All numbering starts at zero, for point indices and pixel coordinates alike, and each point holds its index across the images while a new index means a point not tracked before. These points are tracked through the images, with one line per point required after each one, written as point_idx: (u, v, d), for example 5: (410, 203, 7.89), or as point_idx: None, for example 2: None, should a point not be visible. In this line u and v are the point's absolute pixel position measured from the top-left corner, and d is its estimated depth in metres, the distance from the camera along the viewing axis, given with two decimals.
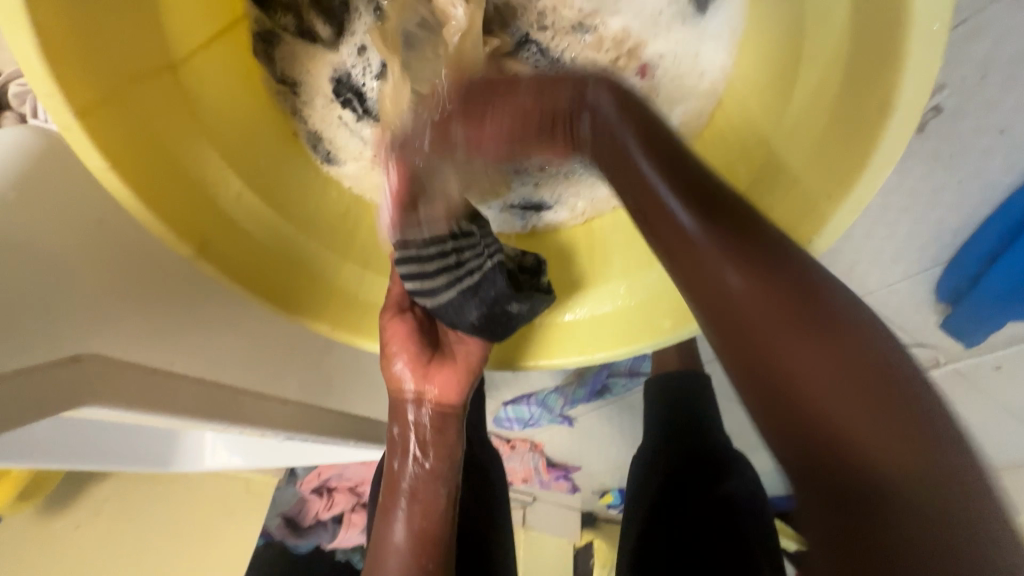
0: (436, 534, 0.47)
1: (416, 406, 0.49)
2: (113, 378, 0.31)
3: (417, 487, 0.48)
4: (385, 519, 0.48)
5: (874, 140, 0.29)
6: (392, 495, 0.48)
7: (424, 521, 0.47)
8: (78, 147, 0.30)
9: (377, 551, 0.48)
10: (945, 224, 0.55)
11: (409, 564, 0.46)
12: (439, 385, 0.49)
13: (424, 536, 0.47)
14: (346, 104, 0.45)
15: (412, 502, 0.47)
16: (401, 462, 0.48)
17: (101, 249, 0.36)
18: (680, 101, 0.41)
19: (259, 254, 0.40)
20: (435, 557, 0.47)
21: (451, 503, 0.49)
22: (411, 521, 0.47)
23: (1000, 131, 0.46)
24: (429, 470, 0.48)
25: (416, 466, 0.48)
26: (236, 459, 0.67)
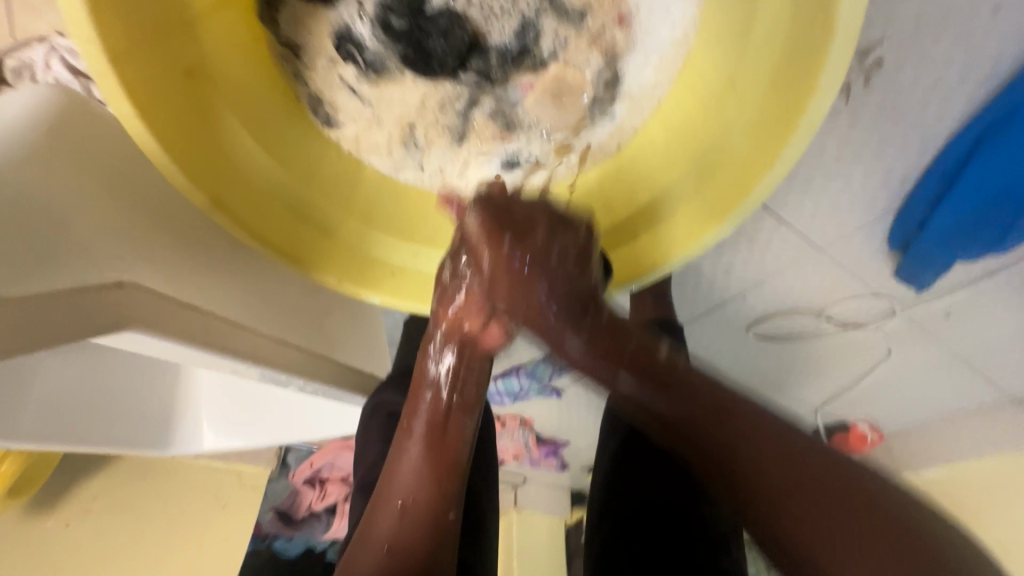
0: (455, 462, 0.50)
1: (460, 349, 0.49)
2: (150, 308, 0.34)
3: (445, 413, 0.50)
4: (405, 439, 0.50)
5: (822, 63, 0.34)
6: (418, 418, 0.50)
7: (449, 450, 0.49)
8: (112, 93, 0.33)
9: (390, 469, 0.49)
10: (891, 171, 0.62)
11: (427, 483, 0.48)
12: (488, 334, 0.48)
13: (444, 463, 0.49)
14: (348, 58, 0.46)
15: (440, 428, 0.49)
16: (430, 394, 0.50)
17: (124, 199, 0.39)
18: (654, 53, 0.46)
19: (270, 206, 0.44)
20: (453, 482, 0.49)
21: (470, 436, 0.51)
22: (434, 446, 0.49)
23: (933, 82, 0.53)
24: (459, 400, 0.50)
25: (445, 395, 0.50)
26: (235, 441, 0.67)
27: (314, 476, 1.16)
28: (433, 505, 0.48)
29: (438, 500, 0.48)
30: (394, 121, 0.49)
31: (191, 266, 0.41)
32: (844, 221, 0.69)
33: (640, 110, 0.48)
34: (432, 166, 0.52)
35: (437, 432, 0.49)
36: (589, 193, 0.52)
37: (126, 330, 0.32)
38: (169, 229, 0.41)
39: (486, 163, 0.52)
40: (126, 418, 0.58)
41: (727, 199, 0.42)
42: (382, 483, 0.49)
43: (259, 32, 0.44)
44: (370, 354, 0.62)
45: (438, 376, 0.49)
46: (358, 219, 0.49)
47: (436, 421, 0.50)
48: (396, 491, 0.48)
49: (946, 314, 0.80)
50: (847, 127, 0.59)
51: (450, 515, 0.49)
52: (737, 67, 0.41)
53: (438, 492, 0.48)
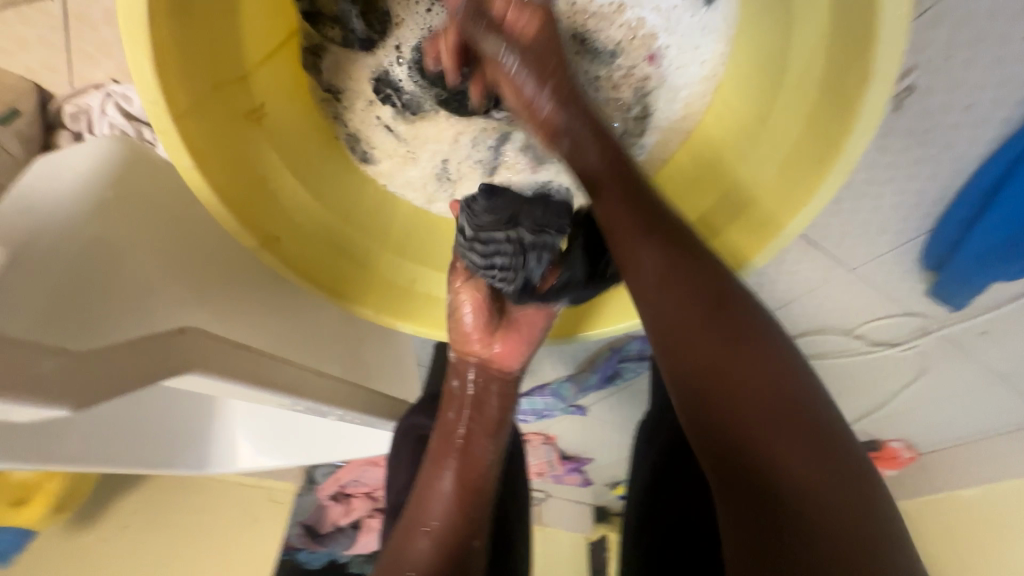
0: (479, 486, 0.51)
1: (478, 368, 0.52)
2: (208, 352, 0.34)
3: (470, 438, 0.51)
4: (433, 467, 0.51)
5: (858, 103, 0.34)
6: (442, 442, 0.51)
7: (473, 475, 0.51)
8: (173, 148, 0.35)
9: (419, 496, 0.51)
10: (924, 194, 0.62)
11: (452, 512, 0.49)
12: (502, 349, 0.51)
13: (469, 489, 0.51)
14: (386, 100, 0.48)
15: (465, 454, 0.51)
16: (453, 417, 0.52)
17: (180, 242, 0.41)
18: (682, 89, 0.47)
19: (313, 243, 0.46)
20: (476, 508, 0.51)
21: (494, 460, 0.53)
22: (458, 474, 0.50)
23: (965, 107, 0.53)
24: (479, 424, 0.52)
25: (466, 418, 0.51)
26: (274, 459, 0.68)
27: (340, 493, 1.21)
28: (461, 533, 0.49)
29: (464, 527, 0.49)
30: (424, 158, 0.51)
31: (240, 305, 0.43)
32: (875, 242, 0.68)
33: (669, 140, 0.49)
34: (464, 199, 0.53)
35: (463, 457, 0.51)
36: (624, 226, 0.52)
37: (185, 374, 0.33)
38: (220, 271, 0.43)
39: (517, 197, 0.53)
40: (169, 442, 0.60)
41: (760, 234, 0.42)
42: (412, 510, 0.51)
43: (302, 79, 0.47)
44: (401, 379, 0.64)
45: (457, 399, 0.52)
46: (393, 252, 0.51)
47: (461, 446, 0.51)
48: (421, 518, 0.50)
49: (981, 333, 0.78)
50: (877, 151, 0.59)
51: (473, 542, 0.50)
52: (770, 103, 0.42)
53: (465, 520, 0.50)
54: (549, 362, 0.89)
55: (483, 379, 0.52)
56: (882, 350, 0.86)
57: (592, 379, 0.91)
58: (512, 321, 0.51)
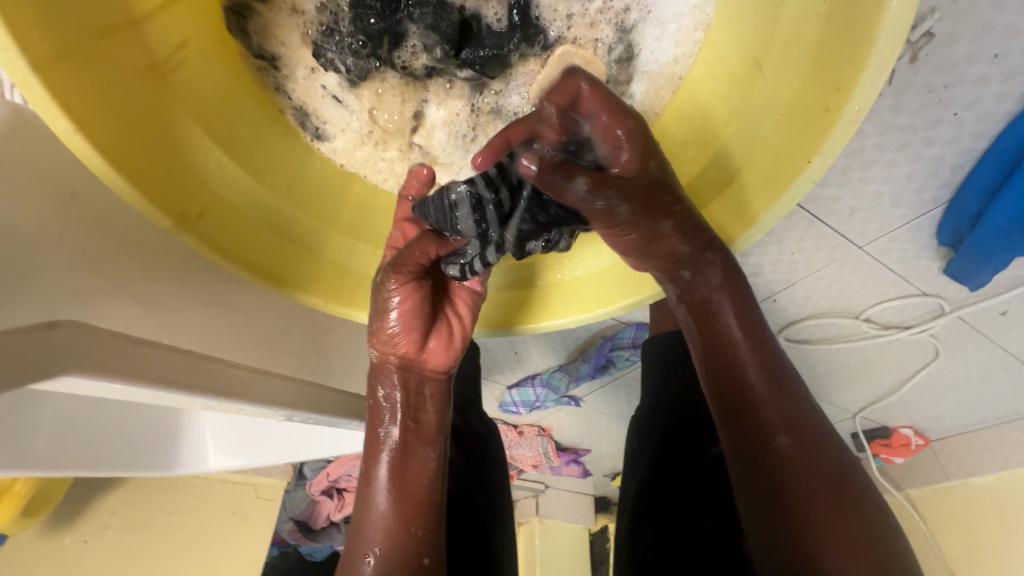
0: (423, 499, 0.46)
1: (410, 372, 0.46)
2: (95, 347, 0.29)
3: (407, 449, 0.45)
4: (369, 486, 0.45)
5: (868, 37, 0.28)
6: (375, 457, 0.46)
7: (417, 489, 0.45)
8: (43, 110, 0.29)
9: (360, 517, 0.45)
10: (942, 160, 0.56)
11: (396, 530, 0.44)
12: (433, 350, 0.47)
13: (412, 503, 0.45)
14: (328, 66, 0.43)
15: (402, 467, 0.45)
16: (383, 430, 0.45)
17: (75, 226, 0.35)
18: (670, 22, 0.41)
19: (247, 224, 0.40)
20: (427, 524, 0.45)
21: (440, 466, 0.47)
22: (402, 488, 0.45)
23: (994, 56, 0.46)
24: (418, 430, 0.46)
25: (404, 425, 0.45)
26: (236, 461, 0.63)
27: (331, 488, 1.22)
28: (407, 553, 0.43)
29: (411, 546, 0.44)
30: (380, 133, 0.46)
31: (153, 293, 0.37)
32: (887, 216, 0.62)
33: (658, 94, 0.43)
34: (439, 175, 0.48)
35: (402, 469, 0.45)
36: None
37: (61, 377, 0.28)
38: (129, 255, 0.37)
39: None
40: (117, 443, 0.56)
41: (753, 204, 0.36)
42: (353, 532, 0.45)
43: (225, 39, 0.40)
44: (371, 371, 0.58)
45: (384, 411, 0.45)
46: (343, 234, 0.46)
47: (398, 459, 0.45)
48: (365, 543, 0.44)
49: (1001, 313, 0.74)
50: (892, 112, 0.52)
51: (424, 561, 0.44)
52: (764, 45, 0.35)
53: (413, 538, 0.44)
54: (537, 353, 0.83)
55: (410, 387, 0.46)
56: (892, 332, 0.81)
57: (586, 368, 0.84)
58: (443, 319, 0.47)
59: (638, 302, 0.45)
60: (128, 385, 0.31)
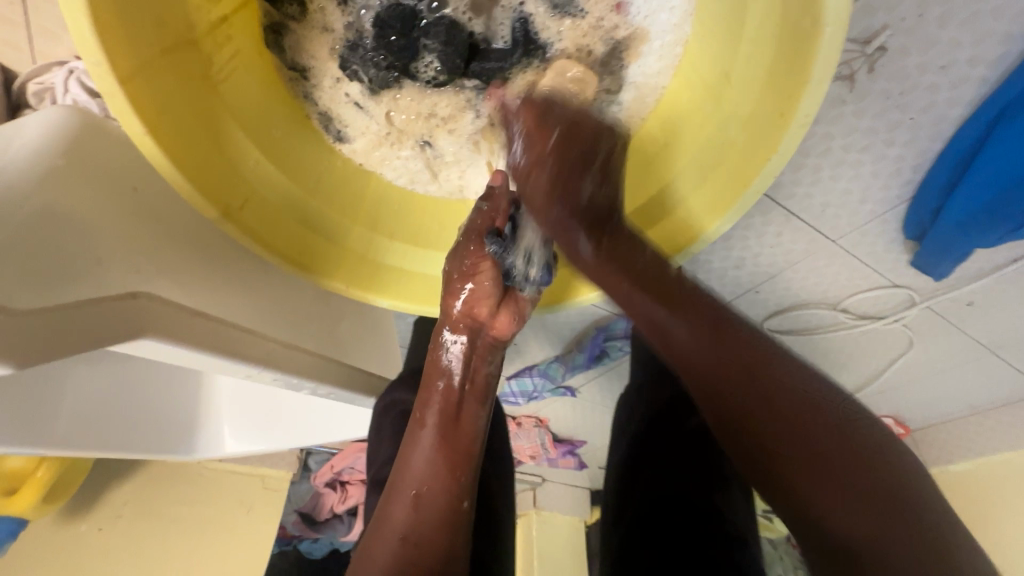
0: (469, 450, 0.52)
1: (475, 333, 0.52)
2: (164, 316, 0.35)
3: (459, 405, 0.52)
4: (419, 430, 0.52)
5: (813, 52, 0.33)
6: (431, 408, 0.52)
7: (463, 441, 0.52)
8: (123, 115, 0.34)
9: (408, 458, 0.52)
10: (902, 160, 0.62)
11: (440, 474, 0.51)
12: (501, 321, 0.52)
13: (456, 454, 0.51)
14: (353, 76, 0.48)
15: (454, 422, 0.52)
16: (440, 383, 0.52)
17: (136, 214, 0.40)
18: (656, 39, 0.46)
19: (280, 216, 0.45)
20: (466, 472, 0.52)
21: (481, 427, 0.54)
22: (449, 439, 0.51)
23: (941, 68, 0.52)
24: (471, 392, 0.52)
25: (457, 384, 0.52)
26: (251, 446, 0.70)
27: (335, 481, 1.22)
28: (448, 495, 0.50)
29: (451, 489, 0.51)
30: (395, 137, 0.52)
31: (202, 273, 0.43)
32: (857, 211, 0.68)
33: (644, 101, 0.48)
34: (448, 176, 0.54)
35: (451, 423, 0.52)
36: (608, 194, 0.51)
37: (139, 339, 0.33)
38: (180, 240, 0.42)
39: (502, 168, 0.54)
40: (145, 427, 0.62)
41: (723, 196, 0.42)
42: (400, 471, 0.52)
43: (264, 54, 0.46)
44: (379, 352, 0.64)
45: (448, 365, 0.52)
46: (364, 225, 0.51)
47: (449, 412, 0.52)
48: (408, 482, 0.51)
49: (968, 304, 0.80)
50: (854, 117, 0.58)
51: (462, 504, 0.51)
52: (731, 60, 0.41)
53: (453, 483, 0.51)
54: (536, 343, 0.89)
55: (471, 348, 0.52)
56: (868, 322, 0.87)
57: (579, 358, 0.90)
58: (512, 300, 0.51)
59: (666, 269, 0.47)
60: (183, 349, 0.36)
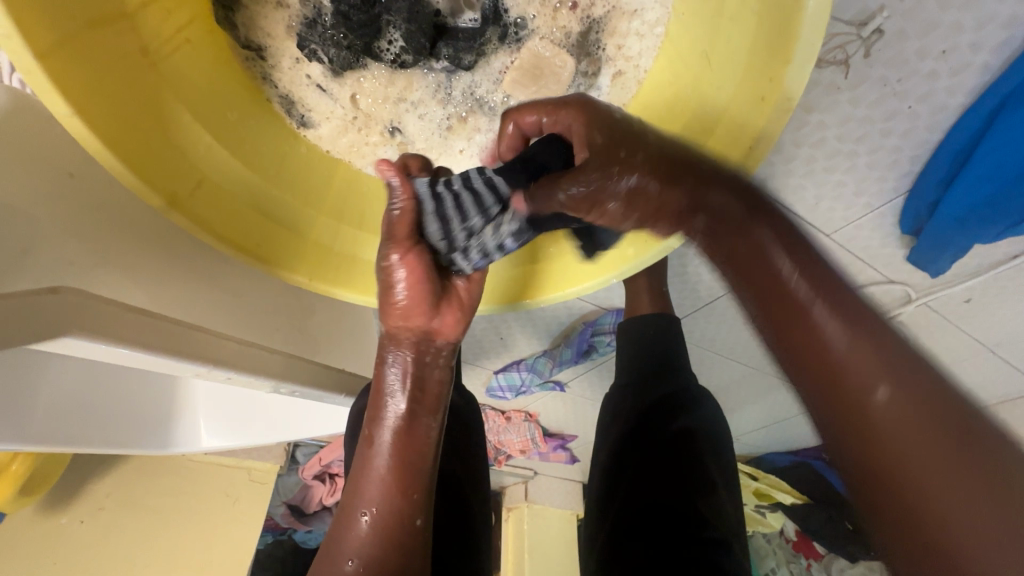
0: (421, 467, 0.50)
1: (421, 344, 0.49)
2: (95, 313, 0.32)
3: (409, 417, 0.49)
4: (368, 447, 0.50)
5: (798, 22, 0.31)
6: (380, 425, 0.49)
7: (416, 459, 0.50)
8: (44, 93, 0.31)
9: (359, 473, 0.50)
10: (899, 151, 0.59)
11: (393, 493, 0.49)
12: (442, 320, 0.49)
13: (410, 471, 0.49)
14: (312, 56, 0.45)
15: (404, 436, 0.49)
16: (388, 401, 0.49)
17: (76, 203, 0.38)
18: (635, 17, 0.43)
19: (233, 203, 0.42)
20: (420, 491, 0.50)
21: (436, 436, 0.52)
22: (401, 458, 0.49)
23: (941, 53, 0.49)
24: (421, 400, 0.50)
25: (408, 397, 0.49)
26: (226, 441, 0.68)
27: (323, 474, 1.25)
28: (400, 513, 0.49)
29: (405, 506, 0.49)
30: (361, 122, 0.49)
31: (149, 267, 0.40)
32: (851, 205, 0.66)
33: (624, 85, 0.45)
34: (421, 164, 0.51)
35: (402, 437, 0.49)
36: None
37: (63, 337, 0.30)
38: (126, 230, 0.40)
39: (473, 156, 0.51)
40: (112, 424, 0.59)
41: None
42: (353, 489, 0.50)
43: (216, 32, 0.43)
44: (353, 348, 0.62)
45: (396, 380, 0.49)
46: (327, 216, 0.48)
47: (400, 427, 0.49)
48: (363, 503, 0.49)
49: (965, 301, 0.78)
50: (850, 105, 0.55)
51: (417, 522, 0.49)
52: (712, 41, 0.38)
53: (406, 500, 0.49)
54: (521, 338, 0.87)
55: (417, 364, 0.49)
56: None
57: (568, 354, 0.87)
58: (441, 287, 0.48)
59: (588, 288, 0.48)
60: (118, 347, 0.33)
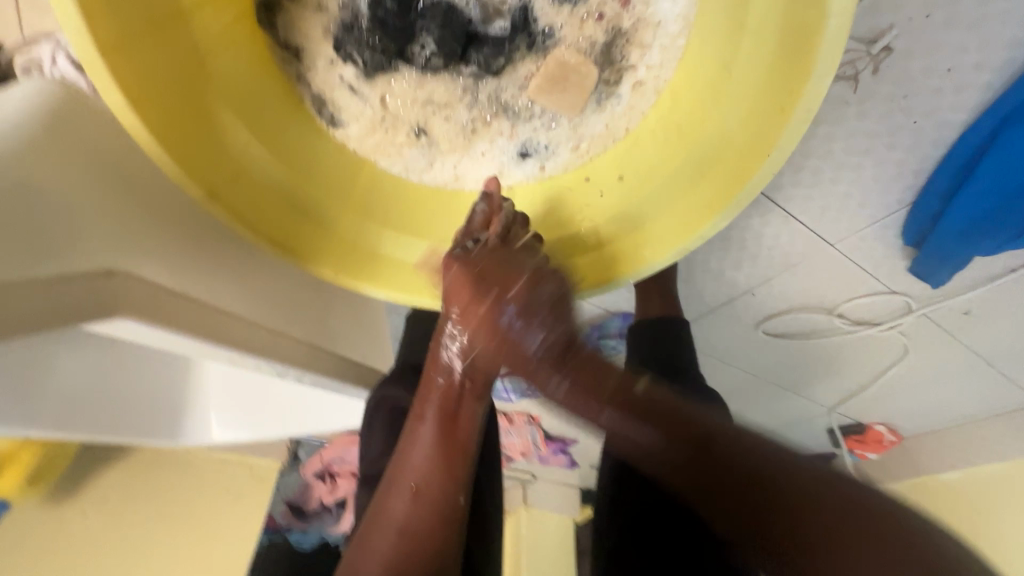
0: (463, 449, 0.53)
1: (477, 331, 0.51)
2: (143, 296, 0.34)
3: (458, 401, 0.52)
4: (418, 424, 0.53)
5: (820, 37, 0.32)
6: (431, 402, 0.53)
7: (461, 441, 0.53)
8: (101, 83, 0.34)
9: (404, 447, 0.53)
10: (903, 166, 0.61)
11: (438, 468, 0.51)
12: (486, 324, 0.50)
13: (453, 449, 0.52)
14: (347, 58, 0.47)
15: (451, 417, 0.52)
16: (442, 380, 0.53)
17: (121, 192, 0.40)
18: (659, 29, 0.45)
19: (265, 196, 0.45)
20: (463, 469, 0.52)
21: (479, 422, 0.54)
22: (446, 436, 0.52)
23: (947, 71, 0.52)
24: (472, 389, 0.53)
25: (459, 382, 0.52)
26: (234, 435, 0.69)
27: (324, 472, 1.20)
28: (444, 489, 0.51)
29: (448, 485, 0.51)
30: (388, 124, 0.50)
31: (186, 255, 0.42)
32: (856, 216, 0.68)
33: (645, 94, 0.47)
34: (444, 165, 0.53)
35: (449, 419, 0.52)
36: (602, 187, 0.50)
37: (114, 318, 0.32)
38: (166, 221, 0.42)
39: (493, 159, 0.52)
40: (130, 414, 0.60)
41: (706, 207, 0.42)
42: (398, 460, 0.53)
43: (258, 33, 0.45)
44: (366, 343, 0.63)
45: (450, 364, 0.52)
46: (354, 213, 0.50)
47: (448, 408, 0.52)
48: (407, 474, 0.51)
49: (964, 313, 0.80)
50: (858, 119, 0.57)
51: (459, 499, 0.51)
52: (732, 53, 0.40)
53: (449, 476, 0.51)
54: None
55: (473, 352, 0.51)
56: (866, 329, 0.86)
57: None
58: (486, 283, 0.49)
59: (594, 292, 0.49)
60: (162, 330, 0.35)
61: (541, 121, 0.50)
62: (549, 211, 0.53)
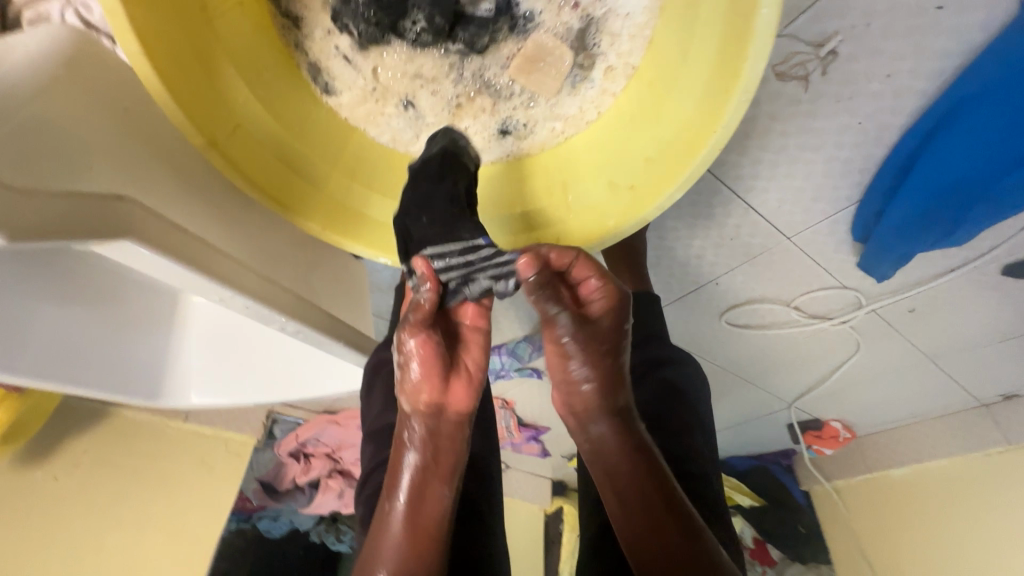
0: (434, 533, 0.48)
1: (434, 415, 0.49)
2: (147, 224, 0.37)
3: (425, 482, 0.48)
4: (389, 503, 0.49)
5: (754, 26, 0.37)
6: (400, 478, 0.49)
7: (430, 521, 0.48)
8: (120, 32, 0.37)
9: (376, 530, 0.48)
10: (851, 164, 0.67)
11: (406, 553, 0.46)
12: (456, 392, 0.49)
13: (422, 534, 0.47)
14: (343, 28, 0.51)
15: (416, 502, 0.48)
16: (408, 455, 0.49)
17: (125, 135, 0.43)
18: (626, 19, 0.50)
19: (261, 152, 0.48)
20: (436, 554, 0.47)
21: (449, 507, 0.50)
22: (419, 519, 0.47)
23: (885, 76, 0.57)
24: (439, 468, 0.49)
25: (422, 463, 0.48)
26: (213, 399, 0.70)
27: (299, 451, 1.29)
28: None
29: (418, 570, 0.46)
30: (379, 95, 0.55)
31: (184, 200, 0.45)
32: (809, 210, 0.74)
33: (615, 79, 0.52)
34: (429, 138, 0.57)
35: (417, 498, 0.48)
36: (578, 160, 0.56)
37: (121, 240, 0.35)
38: (167, 167, 0.45)
39: (476, 134, 0.57)
40: (114, 369, 0.62)
41: (662, 181, 0.47)
42: (370, 542, 0.48)
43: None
44: (351, 304, 0.67)
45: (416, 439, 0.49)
46: (344, 175, 0.54)
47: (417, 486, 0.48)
48: (379, 560, 0.47)
49: (909, 310, 0.86)
50: (810, 117, 0.63)
51: None
52: (689, 40, 0.45)
53: (425, 559, 0.46)
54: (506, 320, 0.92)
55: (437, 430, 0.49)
56: (821, 323, 0.93)
57: None
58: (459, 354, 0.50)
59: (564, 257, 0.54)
60: (163, 258, 0.38)
61: (520, 100, 0.55)
62: (528, 183, 0.58)
